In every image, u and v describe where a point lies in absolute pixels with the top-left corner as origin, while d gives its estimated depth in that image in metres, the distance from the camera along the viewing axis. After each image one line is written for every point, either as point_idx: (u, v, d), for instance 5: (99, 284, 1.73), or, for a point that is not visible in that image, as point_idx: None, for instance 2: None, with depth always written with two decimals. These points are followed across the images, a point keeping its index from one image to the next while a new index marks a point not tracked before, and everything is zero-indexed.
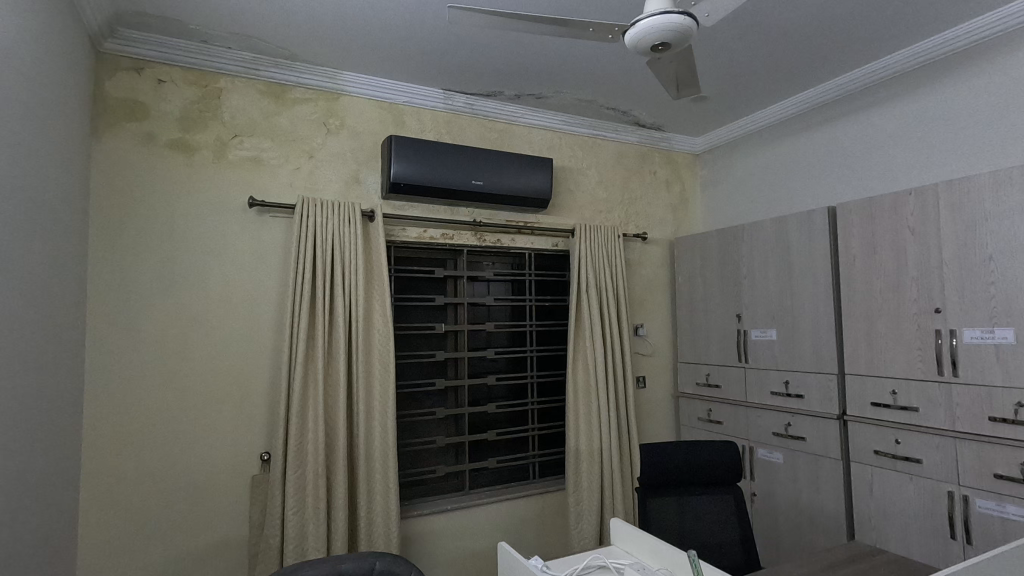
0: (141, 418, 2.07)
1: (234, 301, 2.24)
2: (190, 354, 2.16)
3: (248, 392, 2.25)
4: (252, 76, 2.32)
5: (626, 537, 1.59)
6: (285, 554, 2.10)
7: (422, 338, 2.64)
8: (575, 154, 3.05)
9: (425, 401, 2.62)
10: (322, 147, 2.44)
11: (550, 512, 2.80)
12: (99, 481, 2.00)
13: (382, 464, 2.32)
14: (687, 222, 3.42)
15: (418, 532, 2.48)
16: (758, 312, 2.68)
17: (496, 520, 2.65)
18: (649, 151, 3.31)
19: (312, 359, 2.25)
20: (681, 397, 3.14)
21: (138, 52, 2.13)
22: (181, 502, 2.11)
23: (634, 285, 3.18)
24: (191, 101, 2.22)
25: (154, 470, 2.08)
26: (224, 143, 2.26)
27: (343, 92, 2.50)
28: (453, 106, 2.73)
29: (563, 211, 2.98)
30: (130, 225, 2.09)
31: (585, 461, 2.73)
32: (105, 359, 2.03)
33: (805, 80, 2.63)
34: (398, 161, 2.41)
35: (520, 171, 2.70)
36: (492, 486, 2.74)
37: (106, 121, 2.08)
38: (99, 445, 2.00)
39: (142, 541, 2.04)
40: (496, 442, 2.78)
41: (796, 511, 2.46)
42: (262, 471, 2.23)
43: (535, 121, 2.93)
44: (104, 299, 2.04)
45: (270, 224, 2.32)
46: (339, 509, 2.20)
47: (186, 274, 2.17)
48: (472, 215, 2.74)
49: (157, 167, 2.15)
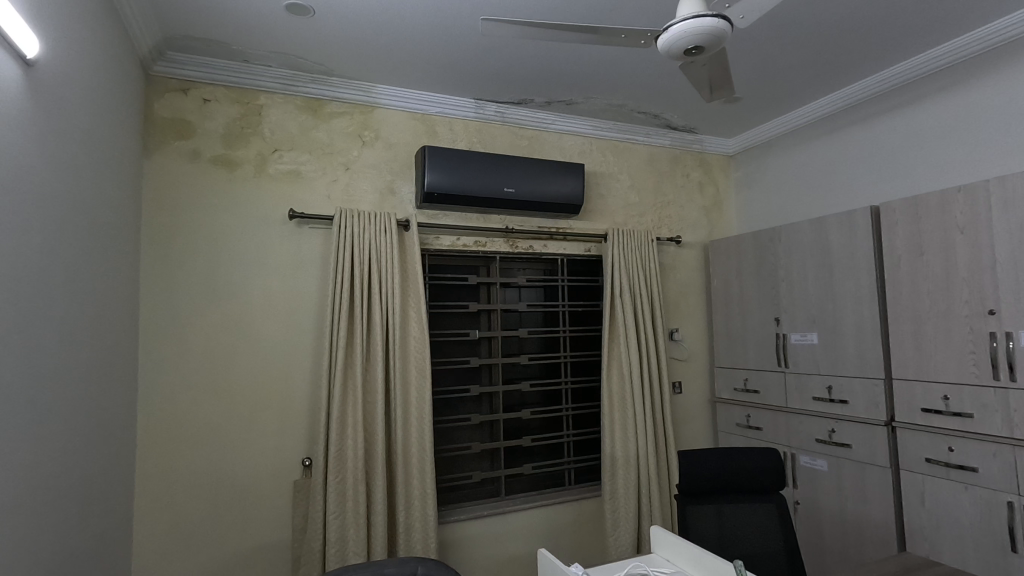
0: (190, 423, 2.15)
1: (276, 310, 2.31)
2: (235, 362, 2.24)
3: (289, 399, 2.31)
4: (291, 92, 2.40)
5: (666, 545, 1.57)
6: (327, 558, 2.15)
7: (456, 345, 2.67)
8: (606, 159, 3.04)
9: (460, 407, 2.65)
10: (358, 159, 2.50)
11: (586, 519, 2.78)
12: (151, 484, 2.08)
13: (420, 470, 2.35)
14: (721, 225, 3.36)
15: (455, 538, 2.50)
16: (798, 315, 2.61)
17: (532, 526, 2.65)
18: (681, 154, 3.27)
19: (351, 366, 2.30)
20: (718, 403, 3.09)
21: (185, 74, 2.23)
22: (226, 506, 2.18)
23: (669, 289, 3.14)
24: (234, 118, 2.31)
25: (201, 474, 2.15)
26: (265, 158, 2.34)
27: (377, 105, 2.56)
28: (484, 115, 2.76)
29: (595, 216, 2.98)
30: (178, 238, 2.18)
31: (621, 468, 2.71)
32: (157, 368, 2.12)
33: (843, 77, 2.57)
34: (431, 170, 2.45)
35: (552, 176, 2.71)
36: (528, 492, 2.74)
37: (156, 140, 2.18)
38: (151, 449, 2.09)
39: (191, 542, 2.12)
40: (531, 448, 2.78)
41: (842, 521, 2.38)
42: (304, 476, 2.29)
43: (566, 127, 2.94)
44: (155, 309, 2.13)
45: (309, 235, 2.39)
46: (379, 514, 2.23)
47: (231, 284, 2.25)
48: (505, 222, 2.76)
49: (203, 182, 2.24)
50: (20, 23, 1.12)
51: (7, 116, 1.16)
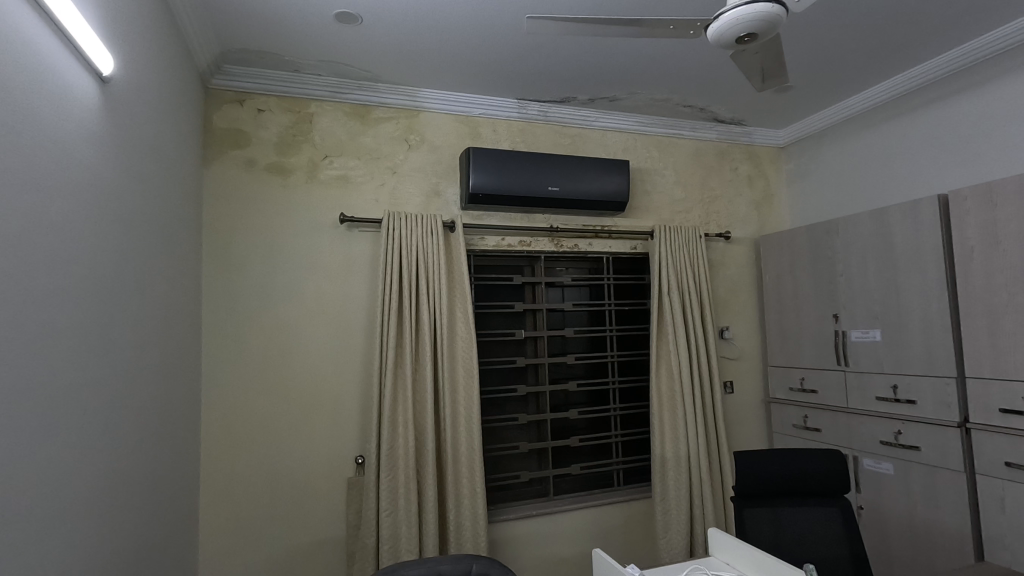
0: (250, 422, 2.24)
1: (328, 311, 2.38)
2: (290, 362, 2.31)
3: (342, 399, 2.37)
4: (339, 99, 2.46)
5: (725, 548, 1.53)
6: (380, 554, 2.20)
7: (502, 345, 2.68)
8: (651, 155, 2.99)
9: (507, 407, 2.65)
10: (404, 162, 2.55)
11: (636, 520, 2.74)
12: (215, 479, 2.18)
13: (469, 469, 2.37)
14: (772, 219, 3.25)
15: (505, 537, 2.50)
16: (858, 311, 2.50)
17: (581, 527, 2.63)
18: (729, 147, 3.18)
19: (400, 366, 2.34)
20: (772, 403, 2.98)
21: (240, 86, 2.32)
22: (284, 502, 2.25)
23: (718, 286, 3.06)
24: (286, 126, 2.39)
25: (260, 470, 2.23)
26: (315, 164, 2.41)
27: (422, 109, 2.60)
28: (527, 115, 2.76)
29: (640, 213, 2.93)
30: (236, 243, 2.28)
31: (672, 469, 2.65)
32: (218, 369, 2.22)
33: (904, 60, 2.44)
34: (476, 172, 2.47)
35: (596, 174, 2.69)
36: (576, 493, 2.72)
37: (215, 150, 2.28)
38: (215, 445, 2.19)
39: (252, 536, 2.20)
40: (578, 448, 2.76)
41: (911, 527, 2.25)
42: (357, 474, 2.34)
43: (609, 124, 2.91)
44: (216, 312, 2.23)
45: (358, 238, 2.45)
46: (429, 512, 2.26)
47: (285, 287, 2.33)
48: (549, 221, 2.75)
49: (258, 189, 2.32)
50: (95, 43, 1.18)
51: (88, 133, 1.25)
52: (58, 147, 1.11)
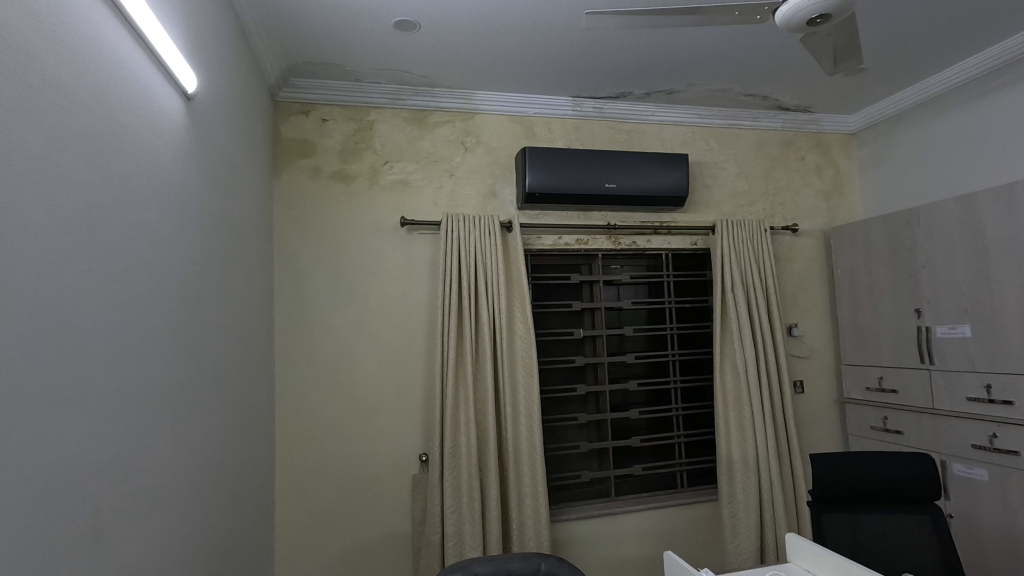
0: (319, 419, 2.33)
1: (391, 312, 2.44)
2: (356, 362, 2.39)
3: (406, 397, 2.43)
4: (397, 105, 2.53)
5: (804, 554, 1.46)
6: (446, 551, 2.24)
7: (560, 344, 2.67)
8: (710, 147, 2.91)
9: (567, 406, 2.64)
10: (461, 165, 2.59)
11: (702, 524, 2.66)
12: (289, 475, 2.28)
13: (530, 468, 2.38)
14: (843, 210, 3.08)
15: (567, 538, 2.49)
16: (943, 305, 2.33)
17: (645, 529, 2.58)
18: (795, 136, 3.04)
19: (461, 365, 2.38)
20: (847, 403, 2.83)
21: (305, 97, 2.42)
22: (353, 498, 2.33)
23: (785, 281, 2.93)
24: (349, 134, 2.47)
25: (330, 466, 2.32)
26: (376, 170, 2.49)
27: (477, 111, 2.63)
28: (582, 112, 2.74)
29: (700, 208, 2.85)
30: (305, 248, 2.38)
31: (739, 471, 2.57)
32: (290, 368, 2.32)
33: (992, 34, 2.26)
34: (532, 171, 2.48)
35: (654, 169, 2.64)
36: (639, 494, 2.67)
37: (284, 160, 2.39)
38: (288, 441, 2.30)
39: (324, 530, 2.29)
40: (640, 449, 2.71)
41: (1010, 539, 2.08)
42: (421, 471, 2.39)
43: (666, 117, 2.84)
44: (287, 314, 2.34)
45: (419, 240, 2.50)
46: (493, 511, 2.28)
47: (350, 289, 2.41)
48: (606, 218, 2.72)
49: (323, 196, 2.42)
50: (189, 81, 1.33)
51: (182, 160, 1.37)
52: (159, 175, 1.23)
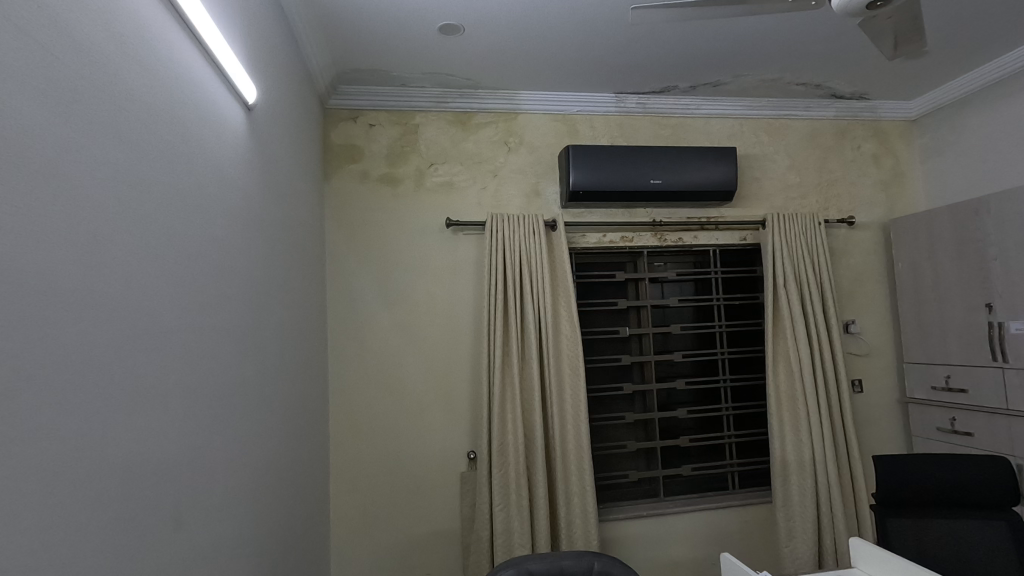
0: (371, 418, 2.40)
1: (438, 312, 2.48)
2: (405, 361, 2.44)
3: (453, 396, 2.46)
4: (442, 108, 2.57)
5: (869, 559, 1.41)
6: (494, 548, 2.26)
7: (606, 342, 2.65)
8: (759, 139, 2.83)
9: (613, 406, 2.63)
10: (505, 165, 2.60)
11: (755, 527, 2.59)
12: (343, 471, 2.35)
13: (578, 467, 2.37)
14: (904, 201, 2.93)
15: (616, 538, 2.47)
16: (1017, 299, 2.20)
17: (695, 531, 2.53)
18: (850, 125, 2.92)
19: (507, 364, 2.40)
20: (910, 403, 2.70)
21: (354, 103, 2.49)
22: (404, 494, 2.38)
23: (841, 276, 2.82)
24: (395, 138, 2.53)
25: (382, 463, 2.38)
26: (422, 172, 2.53)
27: (520, 111, 2.64)
28: (626, 108, 2.72)
29: (749, 202, 2.78)
30: (355, 251, 2.45)
31: (794, 473, 2.49)
32: (342, 367, 2.39)
33: None
34: (576, 170, 2.47)
35: (700, 163, 2.58)
36: (689, 495, 2.62)
37: (334, 165, 2.47)
38: (342, 438, 2.37)
39: (376, 524, 2.35)
40: (689, 449, 2.66)
41: None
42: (469, 469, 2.42)
43: (712, 110, 2.78)
44: (339, 314, 2.41)
45: (464, 241, 2.53)
46: (541, 509, 2.29)
47: (398, 290, 2.47)
48: (651, 214, 2.69)
49: (371, 199, 2.48)
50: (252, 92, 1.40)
51: (245, 169, 1.44)
52: (225, 183, 1.30)
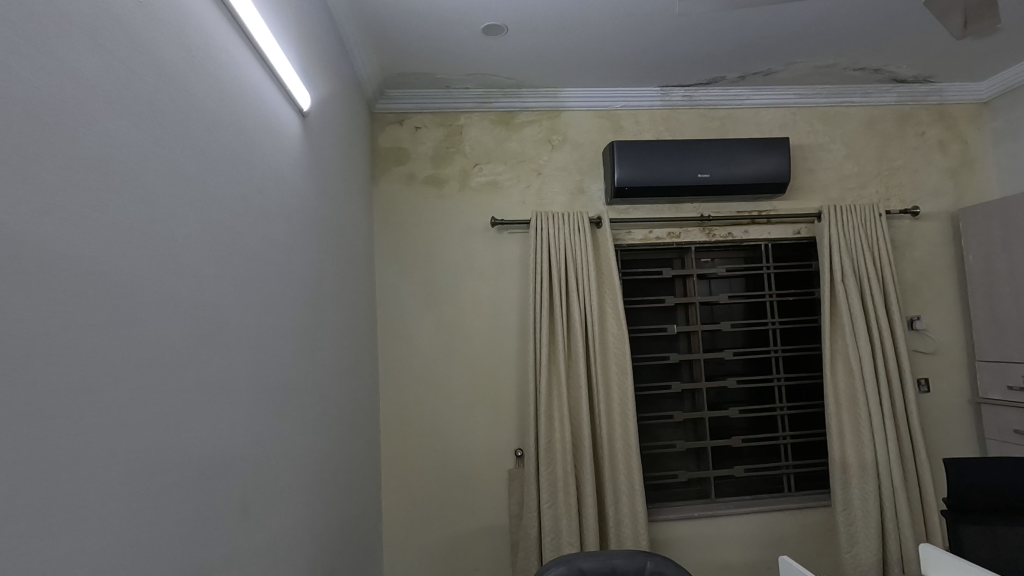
0: (419, 415, 2.44)
1: (484, 311, 2.51)
2: (453, 359, 2.48)
3: (500, 394, 2.48)
4: (486, 108, 2.59)
5: (942, 567, 1.33)
6: (543, 545, 2.27)
7: (653, 340, 2.62)
8: (813, 128, 2.72)
9: (662, 404, 2.59)
10: (548, 162, 2.60)
11: (813, 531, 2.50)
12: (394, 467, 2.41)
13: (626, 466, 2.34)
14: (974, 188, 2.75)
15: (666, 539, 2.43)
16: None
17: (748, 533, 2.46)
18: (912, 110, 2.77)
19: (554, 362, 2.41)
20: (982, 404, 2.54)
21: (400, 107, 2.55)
22: (453, 491, 2.42)
23: (904, 270, 2.68)
24: (440, 140, 2.57)
25: (431, 459, 2.43)
26: (467, 172, 2.56)
27: (564, 109, 2.63)
28: (672, 102, 2.67)
29: (803, 194, 2.68)
30: (403, 251, 2.50)
31: (855, 476, 2.39)
32: (392, 366, 2.45)
33: None
34: (621, 165, 2.45)
35: (750, 155, 2.51)
36: (741, 496, 2.55)
37: (381, 168, 2.53)
38: (392, 435, 2.43)
39: (426, 519, 2.39)
40: (741, 449, 2.59)
41: None
42: (516, 466, 2.44)
43: (763, 100, 2.70)
44: (388, 313, 2.47)
45: (509, 240, 2.55)
46: (590, 507, 2.28)
47: (445, 289, 2.51)
48: (699, 209, 2.63)
49: (418, 200, 2.53)
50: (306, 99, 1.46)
51: (301, 175, 1.50)
52: (284, 189, 1.36)
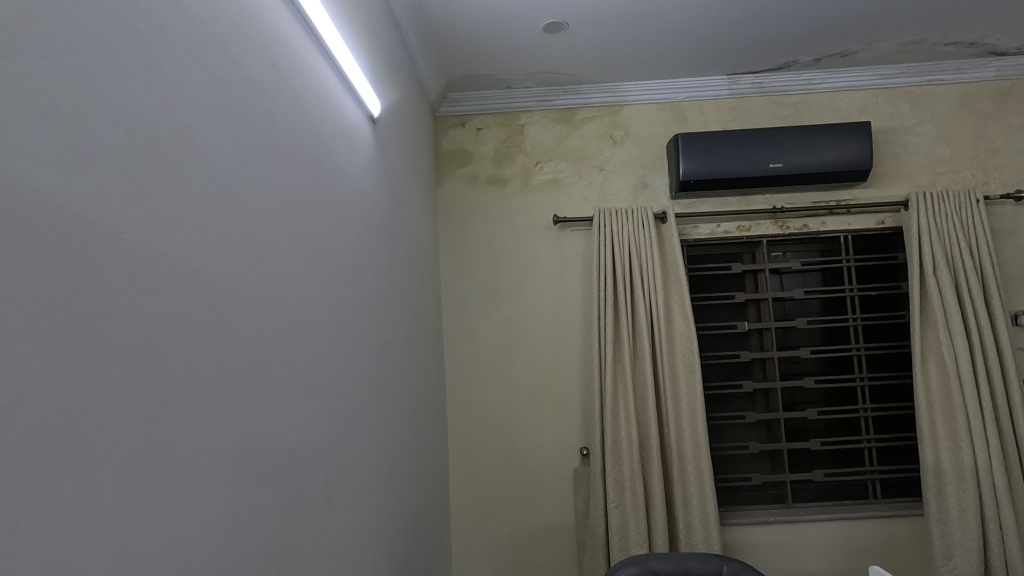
0: (484, 412, 2.48)
1: (547, 309, 2.51)
2: (517, 356, 2.50)
3: (564, 391, 2.48)
4: (546, 106, 2.60)
5: None
6: (610, 545, 2.25)
7: (723, 338, 2.53)
8: (898, 110, 2.54)
9: (733, 405, 2.50)
10: (610, 158, 2.57)
11: (903, 542, 2.33)
12: (461, 462, 2.46)
13: (696, 467, 2.28)
14: None
15: (739, 544, 2.35)
16: None
17: (829, 541, 2.33)
18: (1014, 85, 2.53)
19: (619, 359, 2.38)
20: None
21: (461, 109, 2.60)
22: (519, 488, 2.44)
23: (1006, 260, 2.45)
24: (502, 140, 2.60)
25: (497, 456, 2.46)
26: (529, 171, 2.57)
27: (625, 103, 2.60)
28: (740, 90, 2.56)
29: (887, 181, 2.50)
30: (466, 251, 2.55)
31: (951, 484, 2.21)
32: (458, 363, 2.50)
33: None
34: (686, 158, 2.38)
35: (827, 142, 2.38)
36: (821, 502, 2.42)
37: (444, 170, 2.58)
38: (459, 431, 2.48)
39: (493, 515, 2.43)
40: (820, 453, 2.46)
41: None
42: (582, 465, 2.42)
43: (840, 83, 2.55)
44: (454, 312, 2.53)
45: (571, 237, 2.54)
46: (658, 508, 2.24)
47: (508, 288, 2.53)
48: (770, 201, 2.52)
49: (480, 201, 2.57)
50: (377, 106, 1.51)
51: (373, 180, 1.56)
52: (358, 194, 1.42)
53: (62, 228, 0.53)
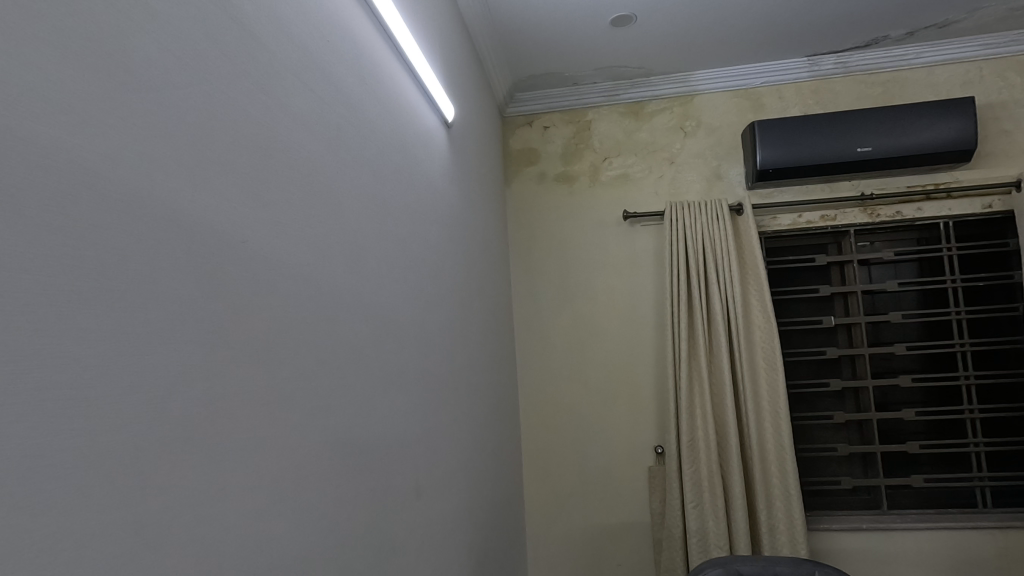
0: (556, 408, 2.50)
1: (618, 305, 2.49)
2: (589, 353, 2.50)
3: (637, 389, 2.45)
4: (614, 101, 2.57)
5: None
6: (689, 546, 2.20)
7: (807, 334, 2.41)
8: (1007, 82, 2.31)
9: (819, 404, 2.37)
10: (682, 150, 2.50)
11: (1018, 556, 2.13)
12: (535, 459, 2.49)
13: (779, 468, 2.19)
14: None
15: (828, 550, 2.23)
16: None
17: (930, 551, 2.17)
18: None
19: (694, 356, 2.32)
20: None
21: (529, 109, 2.62)
22: (592, 485, 2.44)
23: None
24: (569, 137, 2.60)
25: (570, 452, 2.47)
26: (598, 167, 2.56)
27: (697, 93, 2.52)
28: (822, 71, 2.43)
29: (994, 161, 2.29)
30: (535, 249, 2.57)
31: None
32: (530, 361, 2.53)
33: None
34: (764, 146, 2.28)
35: (922, 121, 2.20)
36: (920, 509, 2.25)
37: (513, 169, 2.62)
38: (532, 428, 2.51)
39: (568, 512, 2.44)
40: (918, 457, 2.29)
41: None
42: (657, 463, 2.39)
43: (937, 57, 2.35)
44: (524, 310, 2.56)
45: (642, 233, 2.50)
46: (739, 510, 2.17)
47: (578, 285, 2.53)
48: (859, 187, 2.36)
49: (548, 199, 2.58)
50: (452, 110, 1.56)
51: (449, 183, 1.61)
52: (436, 197, 1.47)
53: (200, 242, 0.61)
